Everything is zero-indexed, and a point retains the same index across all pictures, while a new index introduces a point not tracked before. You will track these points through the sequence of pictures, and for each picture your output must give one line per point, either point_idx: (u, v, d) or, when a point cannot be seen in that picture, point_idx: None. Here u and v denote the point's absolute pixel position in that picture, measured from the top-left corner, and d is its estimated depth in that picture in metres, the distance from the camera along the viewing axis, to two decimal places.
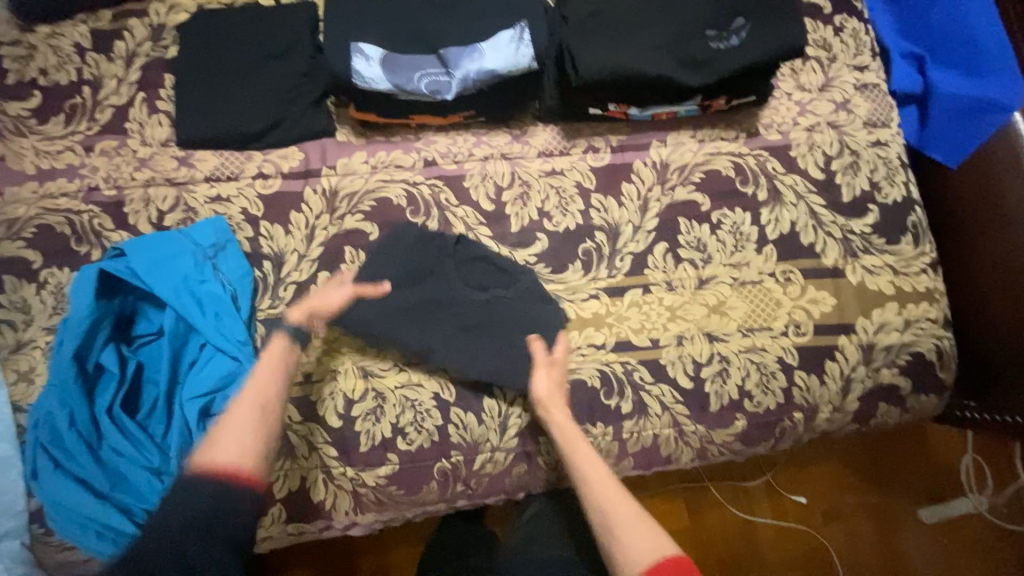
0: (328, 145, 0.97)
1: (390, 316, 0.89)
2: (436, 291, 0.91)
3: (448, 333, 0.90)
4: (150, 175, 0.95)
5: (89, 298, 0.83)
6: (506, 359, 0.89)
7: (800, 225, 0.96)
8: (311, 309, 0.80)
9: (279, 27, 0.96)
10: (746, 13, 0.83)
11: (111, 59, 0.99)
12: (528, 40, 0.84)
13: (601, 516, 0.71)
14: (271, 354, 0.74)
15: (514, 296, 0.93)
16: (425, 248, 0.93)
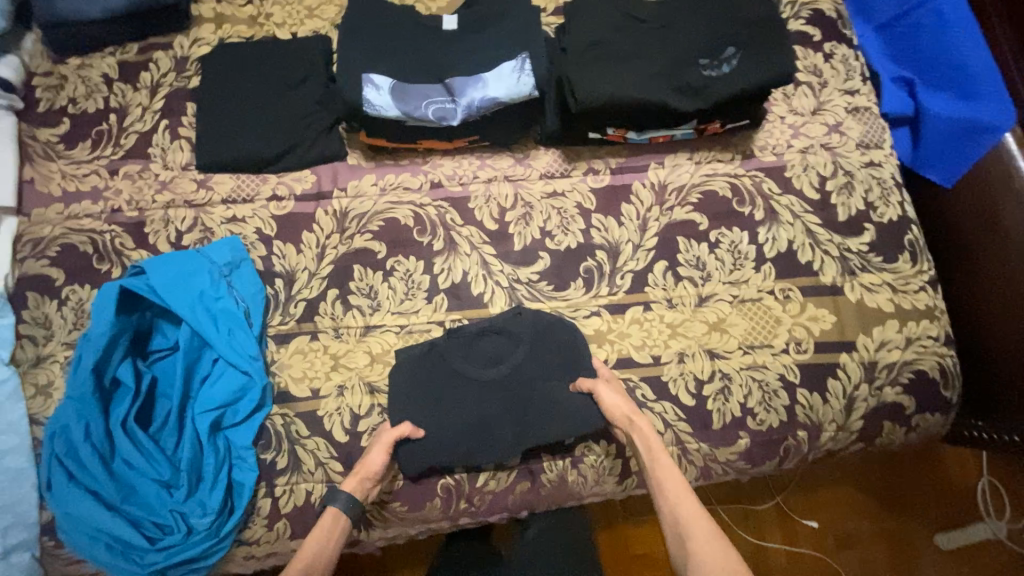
0: (339, 169, 1.01)
1: (435, 444, 0.88)
2: (459, 400, 0.90)
3: (497, 431, 0.89)
4: (170, 198, 1.00)
5: (109, 315, 0.87)
6: (553, 415, 0.90)
7: (797, 244, 0.98)
8: (363, 477, 0.84)
9: (295, 58, 1.02)
10: (737, 43, 0.87)
11: (137, 89, 1.06)
12: (529, 70, 0.89)
13: (677, 530, 0.79)
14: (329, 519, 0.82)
15: (529, 349, 0.93)
16: (442, 361, 0.92)
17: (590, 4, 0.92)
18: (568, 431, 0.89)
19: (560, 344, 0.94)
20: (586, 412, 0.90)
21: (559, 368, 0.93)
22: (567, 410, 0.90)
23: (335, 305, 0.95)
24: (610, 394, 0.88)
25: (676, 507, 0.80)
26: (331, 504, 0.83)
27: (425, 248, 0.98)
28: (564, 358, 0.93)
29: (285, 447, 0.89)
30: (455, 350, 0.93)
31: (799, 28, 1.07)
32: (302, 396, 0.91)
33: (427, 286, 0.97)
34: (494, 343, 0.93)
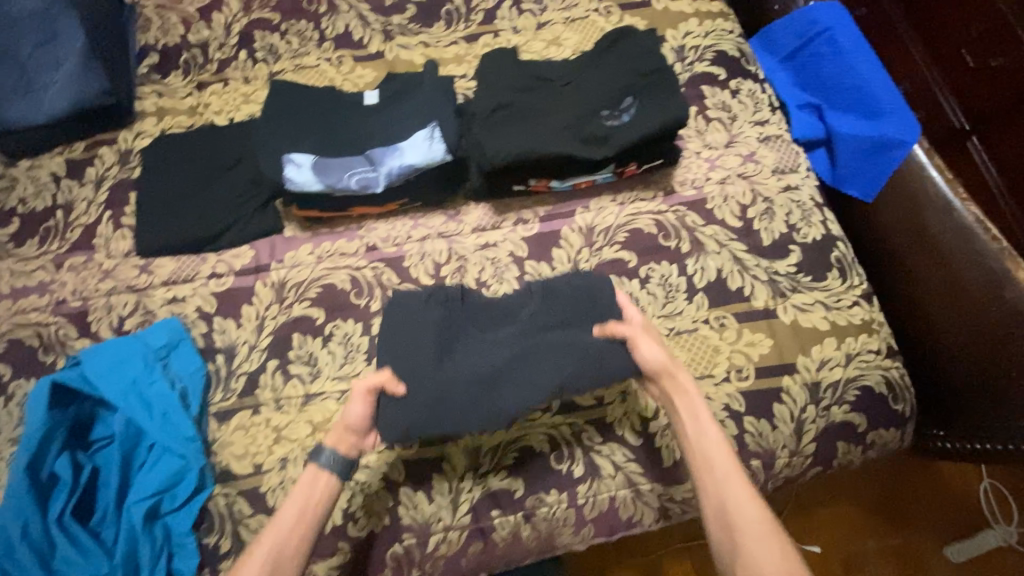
0: (277, 241, 1.04)
1: (427, 400, 0.82)
2: (463, 353, 0.86)
3: (502, 385, 0.83)
4: (113, 285, 1.03)
5: (42, 412, 0.87)
6: (568, 363, 0.83)
7: (725, 271, 1.00)
8: (344, 430, 0.82)
9: (231, 141, 1.07)
10: (634, 94, 0.94)
11: (83, 184, 1.11)
12: (440, 136, 0.94)
13: (720, 505, 0.75)
14: (310, 480, 0.79)
15: (543, 302, 0.91)
16: (447, 313, 0.89)
17: (498, 72, 0.99)
18: (582, 380, 0.83)
19: (580, 295, 0.90)
20: (607, 358, 0.84)
21: (579, 317, 0.88)
22: (583, 359, 0.83)
23: (275, 376, 0.96)
24: (648, 346, 0.84)
25: (721, 481, 0.76)
26: (314, 461, 0.81)
27: (363, 310, 1.00)
28: (583, 309, 0.89)
29: (228, 529, 0.87)
30: (465, 310, 0.91)
31: (704, 69, 1.14)
32: (244, 472, 0.90)
33: (366, 347, 0.97)
34: (505, 301, 0.92)
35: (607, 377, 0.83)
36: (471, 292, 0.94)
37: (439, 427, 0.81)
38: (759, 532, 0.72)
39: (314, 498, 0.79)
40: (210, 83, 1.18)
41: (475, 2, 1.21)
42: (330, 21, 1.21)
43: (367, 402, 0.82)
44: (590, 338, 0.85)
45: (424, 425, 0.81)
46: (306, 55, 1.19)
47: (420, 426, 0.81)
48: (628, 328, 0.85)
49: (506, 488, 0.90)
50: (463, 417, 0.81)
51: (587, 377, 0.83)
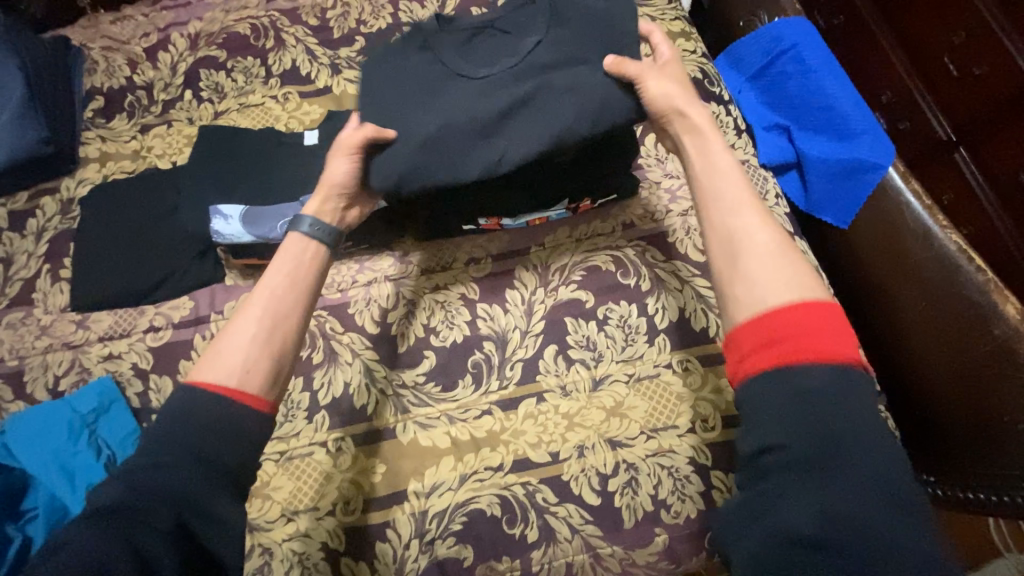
0: (217, 292, 0.99)
1: (416, 146, 0.75)
2: (454, 96, 0.78)
3: (502, 127, 0.76)
4: (49, 342, 0.98)
5: None
6: (577, 103, 0.74)
7: (689, 311, 0.93)
8: (329, 191, 0.79)
9: (170, 187, 1.03)
10: None
11: (24, 236, 1.07)
12: None
13: (726, 233, 0.64)
14: (291, 249, 0.75)
15: (545, 40, 0.79)
16: (434, 59, 0.81)
17: None
18: (589, 119, 0.75)
19: (589, 28, 0.78)
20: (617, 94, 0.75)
21: (593, 59, 0.77)
22: (594, 98, 0.75)
23: None
24: (659, 91, 0.74)
25: (735, 206, 0.65)
26: (297, 228, 0.76)
27: (304, 362, 0.95)
28: (597, 41, 0.77)
29: None
30: (461, 52, 0.82)
31: None
32: None
33: (308, 403, 0.92)
34: (500, 45, 0.82)
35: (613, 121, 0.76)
36: (463, 35, 0.83)
37: (434, 172, 0.75)
38: (771, 255, 0.62)
39: (301, 263, 0.75)
40: (153, 125, 1.13)
41: None
42: (276, 56, 1.15)
43: (353, 164, 0.79)
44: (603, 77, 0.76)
45: (421, 172, 0.75)
46: (251, 92, 1.13)
47: (416, 172, 0.75)
48: (636, 65, 0.75)
49: (455, 556, 0.84)
50: (463, 161, 0.75)
51: (594, 114, 0.75)
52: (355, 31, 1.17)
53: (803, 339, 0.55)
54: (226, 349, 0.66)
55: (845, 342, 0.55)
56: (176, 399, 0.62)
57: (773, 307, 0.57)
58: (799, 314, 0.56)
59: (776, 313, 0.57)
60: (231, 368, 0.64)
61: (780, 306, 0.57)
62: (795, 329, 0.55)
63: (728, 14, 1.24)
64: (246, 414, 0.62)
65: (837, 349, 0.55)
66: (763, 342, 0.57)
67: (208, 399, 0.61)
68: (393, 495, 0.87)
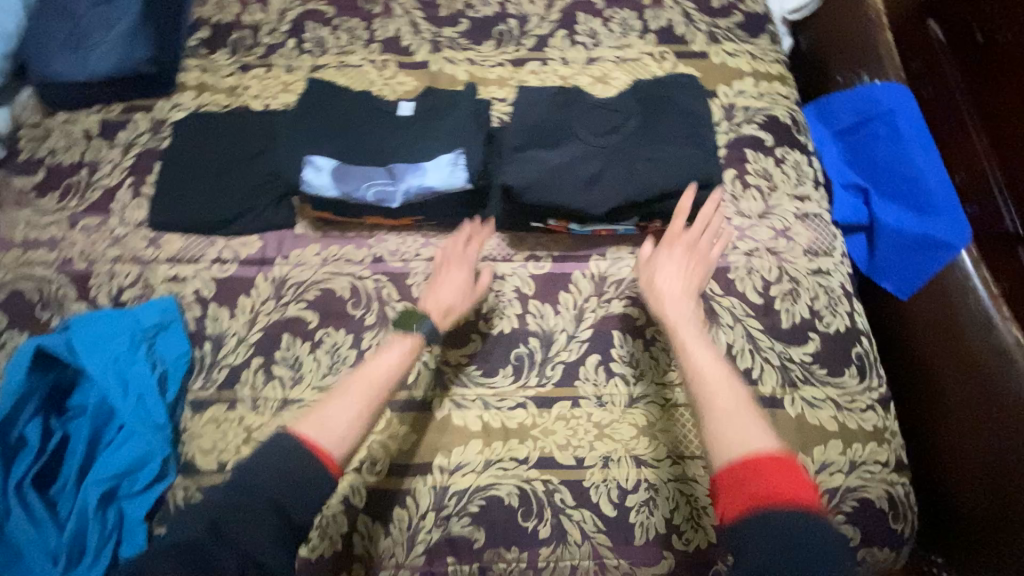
0: (286, 237, 1.03)
1: (541, 177, 0.88)
2: (571, 142, 0.92)
3: (608, 174, 0.89)
4: (120, 252, 1.02)
5: (20, 373, 0.86)
6: (669, 166, 0.90)
7: (736, 348, 0.95)
8: (446, 311, 0.89)
9: (260, 128, 1.07)
10: (680, 144, 0.92)
11: (112, 146, 1.11)
12: (463, 164, 0.90)
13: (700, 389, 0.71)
14: (404, 339, 0.83)
15: (648, 113, 0.95)
16: (556, 105, 0.96)
17: (535, 107, 0.95)
18: (671, 182, 0.89)
19: (681, 109, 0.95)
20: (706, 162, 0.91)
21: (684, 135, 0.93)
22: (681, 160, 0.90)
23: (257, 375, 0.95)
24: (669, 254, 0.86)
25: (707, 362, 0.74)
26: (415, 330, 0.84)
27: (357, 321, 0.99)
28: (687, 120, 0.94)
29: None
30: (577, 101, 0.96)
31: (752, 132, 1.09)
32: (208, 469, 0.90)
33: (352, 359, 0.96)
34: (610, 105, 0.96)
35: (686, 177, 0.89)
36: (580, 92, 0.98)
37: (551, 198, 0.88)
38: (734, 413, 0.67)
39: (399, 359, 0.82)
40: (253, 65, 1.17)
41: (529, 26, 1.17)
42: (382, 23, 1.19)
43: (470, 273, 0.93)
44: (690, 150, 0.91)
45: (539, 195, 0.88)
46: (352, 53, 1.17)
47: (534, 197, 0.89)
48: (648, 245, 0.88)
49: (467, 536, 0.87)
50: (573, 195, 0.88)
51: (678, 175, 0.90)
52: (461, 13, 1.19)
53: (769, 485, 0.59)
54: (326, 416, 0.74)
55: (806, 487, 0.59)
56: (275, 447, 0.70)
57: (746, 458, 0.62)
58: (758, 468, 0.61)
59: (748, 462, 0.61)
60: (329, 429, 0.72)
61: (741, 461, 0.62)
62: (769, 475, 0.60)
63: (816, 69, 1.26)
64: (321, 480, 0.69)
65: (804, 495, 0.58)
66: (730, 486, 0.61)
67: (301, 455, 0.69)
68: (417, 466, 0.91)
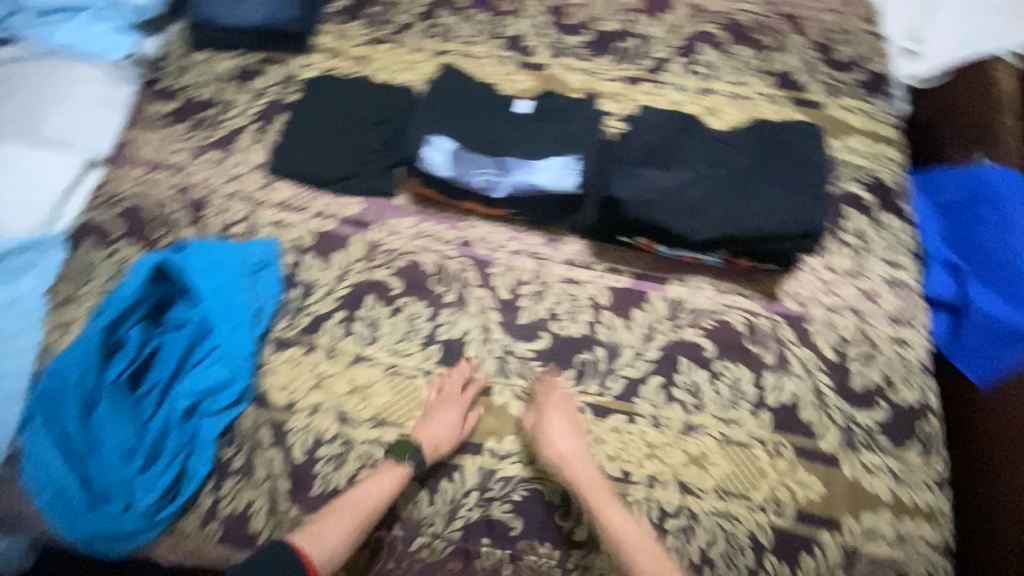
0: (385, 205, 1.10)
1: (649, 195, 0.91)
2: (683, 167, 0.94)
3: (714, 205, 0.91)
4: (235, 189, 1.11)
5: (140, 281, 0.94)
6: (775, 210, 0.91)
7: (801, 399, 0.96)
8: (436, 444, 0.90)
9: (383, 101, 1.15)
10: (789, 189, 0.93)
11: (245, 92, 1.21)
12: (576, 169, 0.93)
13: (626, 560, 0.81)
14: (393, 469, 0.88)
15: (761, 154, 0.97)
16: (672, 131, 0.98)
17: (652, 128, 0.98)
18: (773, 225, 0.91)
19: (795, 156, 0.96)
20: (813, 212, 0.92)
21: (795, 181, 0.94)
22: (787, 206, 0.91)
23: (337, 327, 1.01)
24: (558, 418, 0.91)
25: (624, 533, 0.83)
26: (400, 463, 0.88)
27: (436, 296, 1.03)
28: (800, 167, 0.95)
29: (246, 448, 0.92)
30: (693, 130, 0.99)
31: (853, 190, 1.09)
32: (278, 404, 0.95)
33: (426, 332, 1.01)
34: (724, 140, 0.98)
35: (789, 224, 0.91)
36: (696, 123, 1.01)
37: (653, 217, 0.91)
38: None
39: (380, 488, 0.86)
40: (384, 41, 1.25)
41: (647, 49, 1.22)
42: (509, 22, 1.25)
43: (463, 413, 0.93)
44: (799, 197, 0.92)
45: (643, 211, 0.91)
46: (477, 45, 1.23)
47: (638, 212, 0.92)
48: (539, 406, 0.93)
49: (505, 522, 0.89)
50: (675, 219, 0.91)
51: (782, 220, 0.91)
52: (584, 25, 1.25)
53: None
54: (322, 531, 0.81)
55: None
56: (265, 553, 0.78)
57: None
58: None
59: None
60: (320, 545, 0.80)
61: None
62: None
63: (919, 142, 1.26)
64: None
65: None
66: None
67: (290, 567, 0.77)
68: (469, 444, 0.94)
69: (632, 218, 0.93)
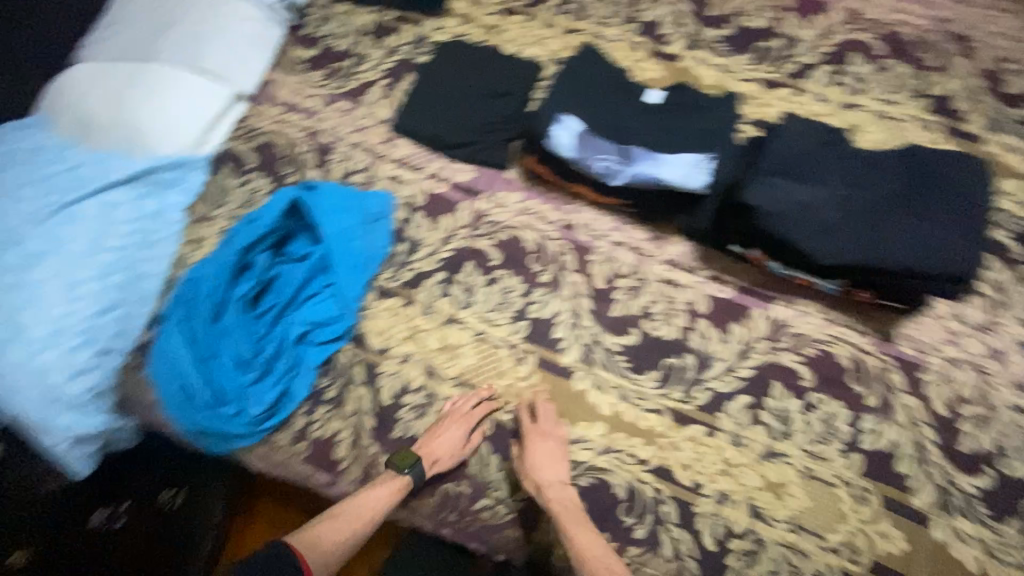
0: (496, 176, 1.12)
1: (783, 209, 0.87)
2: (824, 185, 0.89)
3: (851, 230, 0.86)
4: (360, 140, 1.17)
5: (274, 214, 1.02)
6: (918, 245, 0.85)
7: (899, 450, 0.91)
8: (434, 460, 0.91)
9: (509, 74, 1.15)
10: (939, 226, 0.86)
11: (379, 48, 1.25)
12: (707, 169, 0.91)
13: None
14: (393, 480, 0.90)
15: (912, 183, 0.89)
16: (817, 143, 0.92)
17: (796, 137, 0.92)
18: (913, 261, 0.85)
19: (951, 191, 0.88)
20: (961, 254, 0.85)
21: (946, 218, 0.86)
22: (932, 244, 0.85)
23: (436, 287, 1.05)
24: (546, 444, 0.92)
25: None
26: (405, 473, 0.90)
27: (532, 274, 1.05)
28: (954, 203, 0.87)
29: (340, 382, 0.99)
30: (839, 146, 0.93)
31: (1000, 239, 1.00)
32: (373, 347, 1.02)
33: (518, 306, 1.03)
34: (872, 162, 0.92)
35: (930, 263, 0.85)
36: (843, 138, 0.94)
37: (783, 232, 0.88)
38: None
39: (380, 500, 0.88)
40: (516, 12, 1.25)
41: (790, 54, 1.16)
42: (647, 6, 1.21)
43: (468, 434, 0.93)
44: (948, 236, 0.85)
45: (773, 225, 0.88)
46: (609, 26, 1.21)
47: (768, 226, 0.88)
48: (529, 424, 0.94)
49: None
50: (807, 238, 0.87)
51: (924, 257, 0.85)
52: (725, 20, 1.19)
53: None
54: (323, 534, 0.84)
55: None
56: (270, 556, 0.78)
57: None
58: None
59: None
60: (319, 550, 0.82)
61: None
62: None
63: None
64: None
65: None
66: None
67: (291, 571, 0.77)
68: None
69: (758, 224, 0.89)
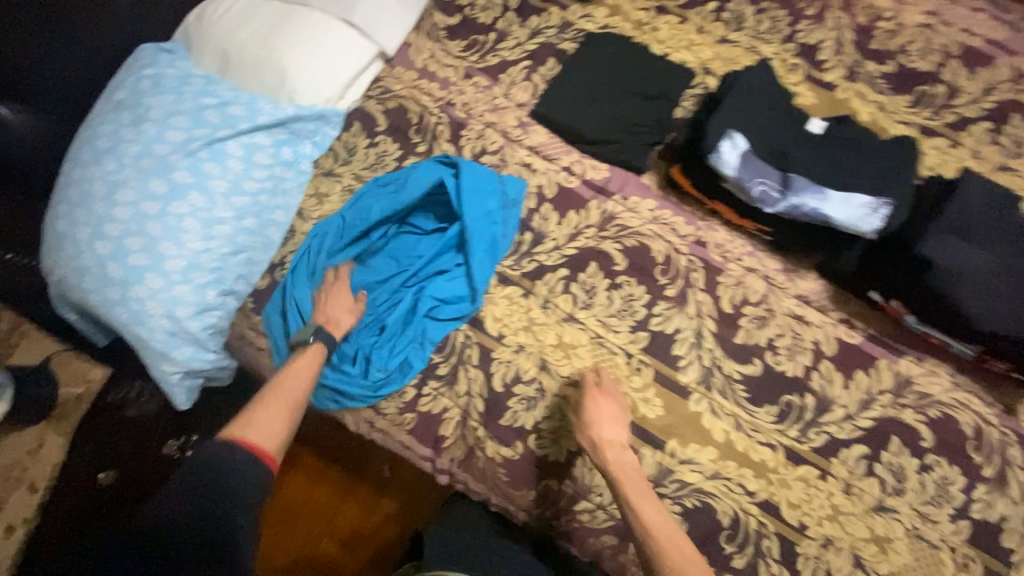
0: (630, 180, 1.10)
1: (948, 270, 0.87)
2: (996, 252, 0.87)
3: (1014, 302, 0.86)
4: (495, 121, 1.14)
5: (421, 186, 1.04)
6: None
7: (1010, 526, 0.90)
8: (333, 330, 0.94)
9: (662, 77, 1.11)
10: None
11: (522, 26, 1.20)
12: (882, 214, 0.88)
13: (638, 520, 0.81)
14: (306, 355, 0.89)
15: None
16: (996, 207, 0.90)
17: (975, 198, 0.90)
18: None
19: None
20: None
21: None
22: None
23: (558, 283, 1.04)
24: (608, 401, 0.93)
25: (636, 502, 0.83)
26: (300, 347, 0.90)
27: (658, 286, 1.02)
28: None
29: (454, 360, 1.00)
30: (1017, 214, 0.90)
31: None
32: (490, 333, 1.01)
33: (640, 317, 1.01)
34: None
35: None
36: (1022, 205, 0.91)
37: (937, 292, 0.89)
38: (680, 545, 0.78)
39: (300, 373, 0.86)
40: (669, 12, 1.20)
41: (953, 103, 1.10)
42: (809, 26, 1.16)
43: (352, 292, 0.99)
44: None
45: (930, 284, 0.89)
46: (767, 43, 1.16)
47: (921, 284, 0.90)
48: (593, 377, 0.96)
49: None
50: (964, 303, 0.87)
51: None
52: (888, 58, 1.14)
53: None
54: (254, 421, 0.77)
55: None
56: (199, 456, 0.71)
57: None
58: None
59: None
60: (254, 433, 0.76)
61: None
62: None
63: None
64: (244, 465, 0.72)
65: None
66: None
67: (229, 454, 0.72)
68: (654, 439, 0.95)
69: (917, 273, 0.90)
